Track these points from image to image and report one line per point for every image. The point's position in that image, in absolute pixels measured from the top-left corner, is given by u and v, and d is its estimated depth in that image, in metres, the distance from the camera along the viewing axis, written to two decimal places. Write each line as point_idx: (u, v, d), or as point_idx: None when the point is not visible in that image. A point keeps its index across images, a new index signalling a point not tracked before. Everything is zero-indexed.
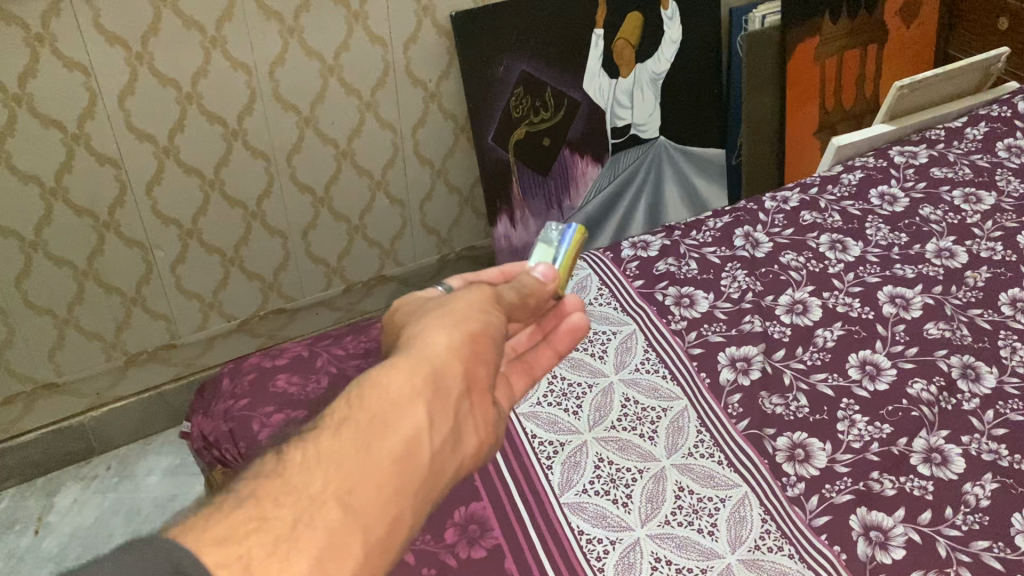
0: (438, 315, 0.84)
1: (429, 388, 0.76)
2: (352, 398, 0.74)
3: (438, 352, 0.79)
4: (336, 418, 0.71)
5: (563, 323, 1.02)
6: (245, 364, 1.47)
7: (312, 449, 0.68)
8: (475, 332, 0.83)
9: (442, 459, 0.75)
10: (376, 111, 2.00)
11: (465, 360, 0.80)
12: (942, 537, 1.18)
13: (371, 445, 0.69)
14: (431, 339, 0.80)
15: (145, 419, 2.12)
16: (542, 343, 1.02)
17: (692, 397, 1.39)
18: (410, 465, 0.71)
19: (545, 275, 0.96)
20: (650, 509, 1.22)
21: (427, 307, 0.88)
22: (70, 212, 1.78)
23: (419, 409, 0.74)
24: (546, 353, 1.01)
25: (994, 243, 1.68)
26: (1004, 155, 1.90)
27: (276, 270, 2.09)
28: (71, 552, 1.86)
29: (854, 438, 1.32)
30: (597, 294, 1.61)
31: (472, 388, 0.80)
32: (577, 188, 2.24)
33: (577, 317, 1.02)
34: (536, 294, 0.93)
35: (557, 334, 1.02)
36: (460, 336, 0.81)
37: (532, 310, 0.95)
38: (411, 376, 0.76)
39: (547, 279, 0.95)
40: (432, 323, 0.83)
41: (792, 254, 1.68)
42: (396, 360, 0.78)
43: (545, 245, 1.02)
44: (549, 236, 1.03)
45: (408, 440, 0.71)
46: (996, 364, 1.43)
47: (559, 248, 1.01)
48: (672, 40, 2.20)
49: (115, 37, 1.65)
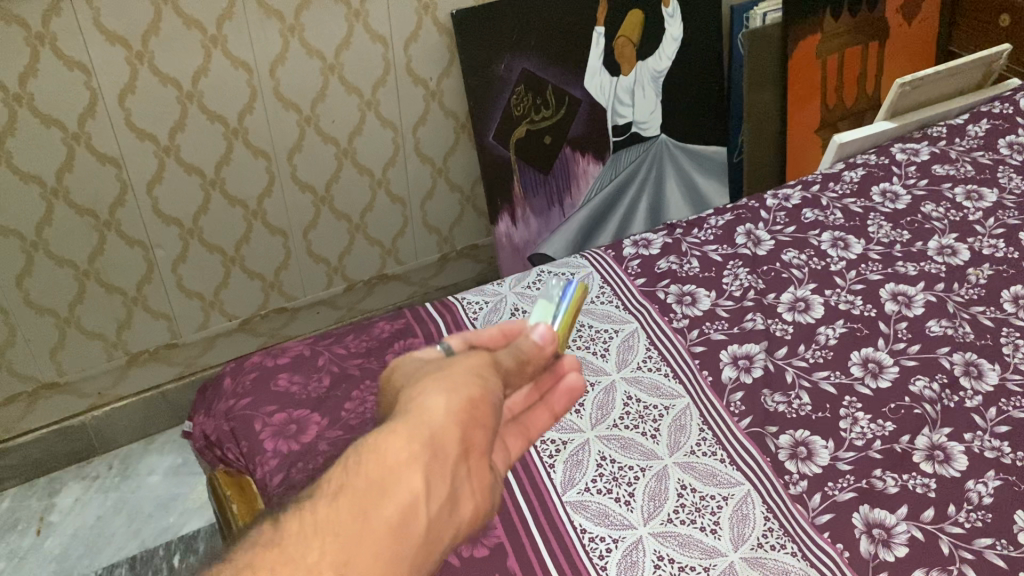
0: (434, 376, 0.73)
1: (428, 452, 0.66)
2: (349, 462, 0.67)
3: (436, 415, 0.68)
4: (330, 489, 0.65)
5: (560, 383, 0.86)
6: (247, 363, 1.46)
7: (310, 518, 0.62)
8: (475, 396, 0.71)
9: (443, 531, 0.66)
10: (376, 110, 2.00)
11: (466, 424, 0.69)
12: (945, 534, 1.17)
13: (369, 512, 0.62)
14: (428, 400, 0.69)
15: (147, 418, 2.11)
16: (536, 406, 0.85)
17: (694, 395, 1.39)
18: (408, 537, 0.63)
19: (543, 340, 0.81)
20: (653, 507, 1.22)
21: (423, 366, 0.76)
22: (70, 212, 1.78)
23: (417, 476, 0.64)
24: (542, 416, 0.85)
25: (996, 240, 1.68)
26: (1006, 152, 1.90)
27: (277, 269, 2.09)
28: (73, 551, 1.87)
29: (857, 435, 1.32)
30: (599, 292, 1.60)
31: (470, 451, 0.70)
32: (579, 187, 2.24)
33: (575, 378, 0.87)
34: (534, 361, 0.80)
35: (552, 394, 0.86)
36: (461, 400, 0.70)
37: (531, 374, 0.81)
38: (407, 439, 0.66)
39: (546, 343, 0.81)
40: (427, 384, 0.71)
41: (794, 252, 1.68)
42: (391, 422, 0.68)
43: (545, 301, 0.94)
44: (550, 297, 0.94)
45: (403, 510, 0.63)
46: (999, 361, 1.43)
47: (560, 305, 0.93)
48: (673, 37, 2.20)
49: (115, 36, 1.65)
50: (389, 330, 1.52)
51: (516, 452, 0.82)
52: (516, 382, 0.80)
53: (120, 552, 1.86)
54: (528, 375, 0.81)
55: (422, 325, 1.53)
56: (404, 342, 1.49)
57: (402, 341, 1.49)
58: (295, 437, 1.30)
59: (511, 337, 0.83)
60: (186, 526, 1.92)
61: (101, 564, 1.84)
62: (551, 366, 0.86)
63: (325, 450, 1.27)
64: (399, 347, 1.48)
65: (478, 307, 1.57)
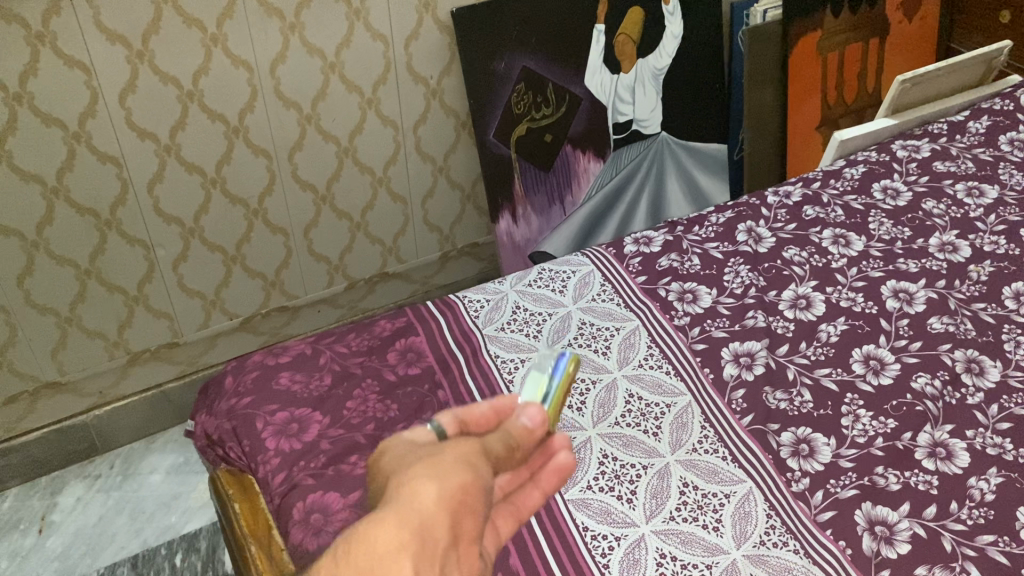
0: (424, 460, 0.67)
1: (419, 543, 0.61)
2: (336, 551, 0.60)
3: (427, 503, 0.63)
4: None
5: (550, 461, 0.78)
6: (248, 362, 1.46)
7: None
8: (464, 485, 0.65)
9: None
10: (377, 108, 1.99)
11: (457, 513, 0.64)
12: (947, 531, 1.17)
13: None
14: (418, 486, 0.64)
15: (149, 416, 2.11)
16: (524, 487, 0.77)
17: (695, 392, 1.39)
18: None
19: (533, 423, 0.73)
20: (655, 505, 1.22)
21: (411, 449, 0.69)
22: (71, 211, 1.78)
23: (407, 569, 0.59)
24: (531, 496, 0.76)
25: (997, 237, 1.68)
26: (1007, 148, 1.89)
27: (278, 268, 2.09)
28: (75, 551, 1.87)
29: (859, 432, 1.32)
30: (600, 290, 1.60)
31: (459, 541, 0.64)
32: (579, 185, 2.24)
33: (566, 455, 0.78)
34: (523, 446, 0.73)
35: (541, 473, 0.78)
36: (452, 487, 0.65)
37: (520, 457, 0.74)
38: (397, 529, 0.61)
39: (536, 426, 0.73)
40: (417, 469, 0.66)
41: (795, 249, 1.68)
42: (379, 510, 0.63)
43: (535, 376, 0.84)
44: (541, 369, 0.85)
45: None
46: (1000, 358, 1.43)
47: (551, 380, 0.84)
48: (673, 35, 2.20)
49: (116, 35, 1.65)
50: (391, 328, 1.52)
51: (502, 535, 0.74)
52: (505, 466, 0.73)
53: (122, 551, 1.86)
54: (518, 459, 0.74)
55: (424, 324, 1.53)
56: (405, 340, 1.49)
57: (404, 339, 1.49)
58: (297, 435, 1.30)
59: (504, 416, 0.75)
60: (187, 525, 1.92)
61: (103, 563, 1.84)
62: (540, 443, 0.77)
63: (327, 448, 1.28)
64: (400, 345, 1.48)
65: (479, 305, 1.57)
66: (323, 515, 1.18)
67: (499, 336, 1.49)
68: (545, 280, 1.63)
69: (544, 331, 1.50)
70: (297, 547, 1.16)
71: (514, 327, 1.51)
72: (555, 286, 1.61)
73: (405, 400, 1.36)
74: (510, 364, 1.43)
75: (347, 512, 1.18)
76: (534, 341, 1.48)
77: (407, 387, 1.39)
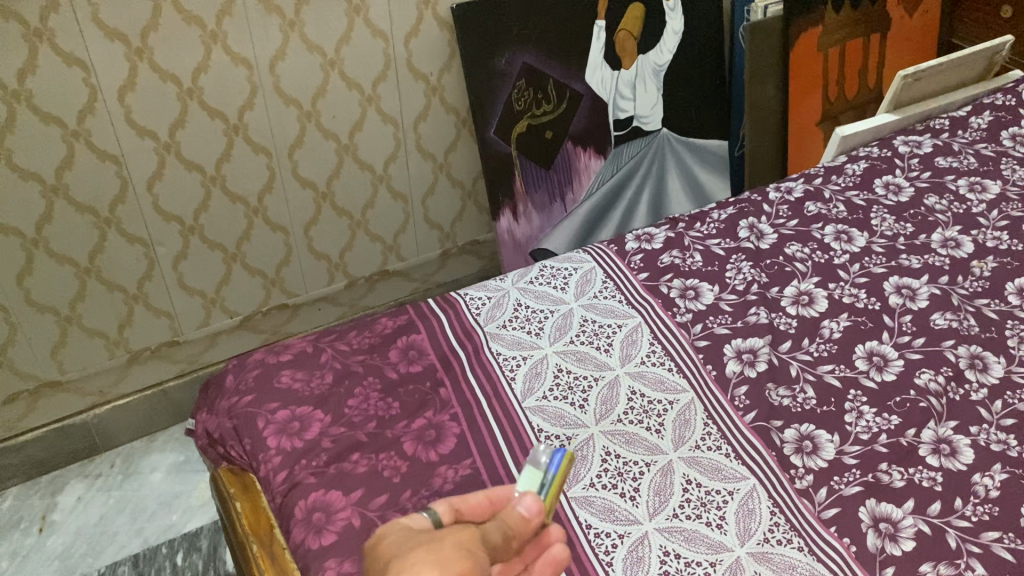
0: (426, 547, 0.77)
1: None
2: None
3: None
4: None
5: (545, 553, 0.87)
6: (249, 360, 1.46)
7: None
8: (465, 573, 0.75)
9: None
10: (377, 105, 1.99)
11: None
12: (952, 528, 1.17)
13: None
14: (421, 571, 0.74)
15: (150, 415, 2.11)
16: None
17: (698, 389, 1.39)
18: None
19: (529, 512, 0.81)
20: (658, 502, 1.21)
21: (411, 535, 0.80)
22: (70, 209, 1.77)
23: None
24: None
25: (1000, 232, 1.67)
26: (1009, 144, 1.89)
27: (278, 266, 2.08)
28: (76, 550, 1.86)
29: (862, 429, 1.31)
30: (602, 287, 1.59)
31: None
32: (580, 182, 2.23)
33: (560, 548, 0.87)
34: (520, 536, 0.81)
35: (535, 565, 0.86)
36: (451, 573, 0.74)
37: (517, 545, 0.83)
38: None
39: (532, 515, 0.81)
40: (421, 555, 0.76)
41: (797, 245, 1.67)
42: None
43: (531, 469, 0.84)
44: (536, 460, 0.85)
45: None
46: (1004, 354, 1.43)
47: (547, 475, 0.84)
48: (673, 31, 2.19)
49: (115, 33, 1.64)
50: (392, 326, 1.51)
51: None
52: (505, 553, 0.82)
53: (123, 550, 1.86)
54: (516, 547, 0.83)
55: (425, 321, 1.52)
56: (406, 338, 1.48)
57: (405, 337, 1.48)
58: (298, 434, 1.30)
59: (498, 506, 0.86)
60: (188, 524, 1.91)
61: (104, 562, 1.84)
62: (536, 536, 0.86)
63: (328, 447, 1.27)
64: (402, 343, 1.47)
65: (480, 303, 1.56)
66: (326, 513, 1.19)
67: (500, 334, 1.49)
68: (546, 277, 1.62)
69: (546, 329, 1.50)
70: (300, 546, 1.16)
71: (515, 324, 1.51)
72: (557, 283, 1.61)
73: (406, 398, 1.36)
74: (511, 362, 1.43)
75: (349, 512, 1.18)
76: (535, 339, 1.48)
77: (409, 385, 1.38)
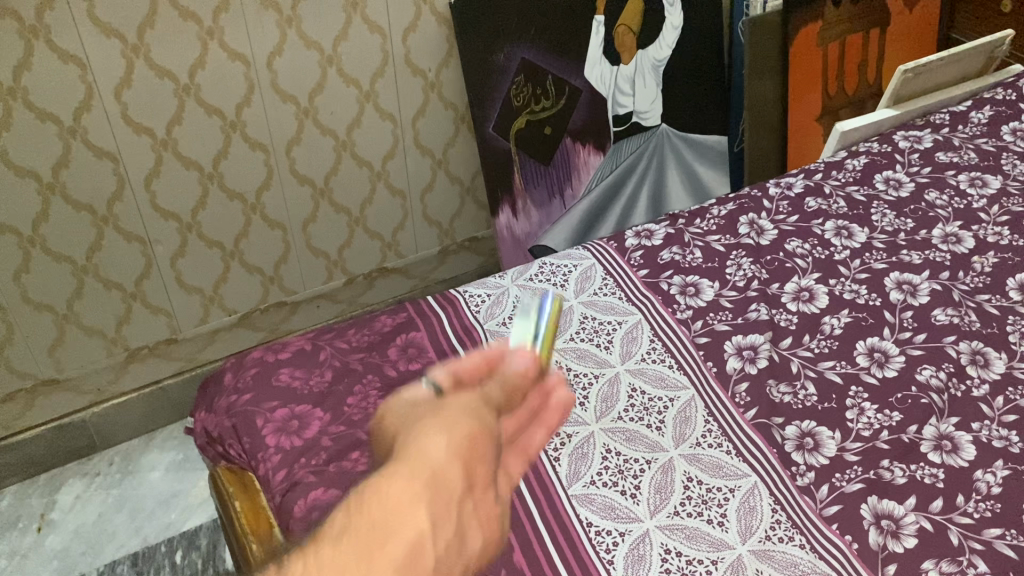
0: (429, 413, 0.65)
1: (433, 488, 0.58)
2: (346, 510, 0.57)
3: (440, 450, 0.61)
4: (324, 542, 0.54)
5: (549, 400, 0.78)
6: (248, 358, 1.45)
7: None
8: (476, 432, 0.64)
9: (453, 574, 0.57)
10: (375, 101, 1.98)
11: (468, 458, 0.62)
12: (954, 525, 1.17)
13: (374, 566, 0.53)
14: (427, 435, 0.62)
15: (148, 413, 2.10)
16: (528, 431, 0.75)
17: (699, 386, 1.38)
18: None
19: (527, 368, 0.75)
20: (659, 500, 1.21)
21: (409, 403, 0.68)
22: (67, 207, 1.76)
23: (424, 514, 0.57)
24: (537, 436, 0.75)
25: (1000, 227, 1.66)
26: (1009, 139, 1.88)
27: (277, 263, 2.07)
28: (74, 549, 1.86)
29: (864, 426, 1.31)
30: (602, 284, 1.59)
31: (474, 485, 0.62)
32: (579, 178, 2.22)
33: (562, 393, 0.79)
34: (520, 392, 0.74)
35: (543, 413, 0.77)
36: (460, 436, 0.63)
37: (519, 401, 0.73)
38: (409, 475, 0.58)
39: (529, 371, 0.75)
40: (424, 421, 0.64)
41: (797, 241, 1.67)
42: (389, 462, 0.61)
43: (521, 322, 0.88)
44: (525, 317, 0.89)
45: (411, 547, 0.55)
46: (1005, 350, 1.42)
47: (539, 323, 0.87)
48: (673, 26, 2.17)
49: (111, 29, 1.63)
50: (391, 324, 1.51)
51: (515, 477, 0.72)
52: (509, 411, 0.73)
53: (122, 549, 1.85)
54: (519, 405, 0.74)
55: (424, 319, 1.51)
56: (406, 335, 1.48)
57: (405, 334, 1.48)
58: (298, 433, 1.29)
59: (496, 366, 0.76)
60: (187, 522, 1.91)
61: (103, 561, 1.83)
62: (538, 384, 0.77)
63: (328, 445, 1.27)
64: (401, 340, 1.46)
65: (480, 300, 1.56)
66: (325, 512, 1.18)
67: (500, 332, 1.48)
68: (546, 274, 1.62)
69: None
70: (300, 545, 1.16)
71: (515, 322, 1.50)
72: (557, 280, 1.60)
73: None
74: None
75: None
76: None
77: (409, 383, 1.38)
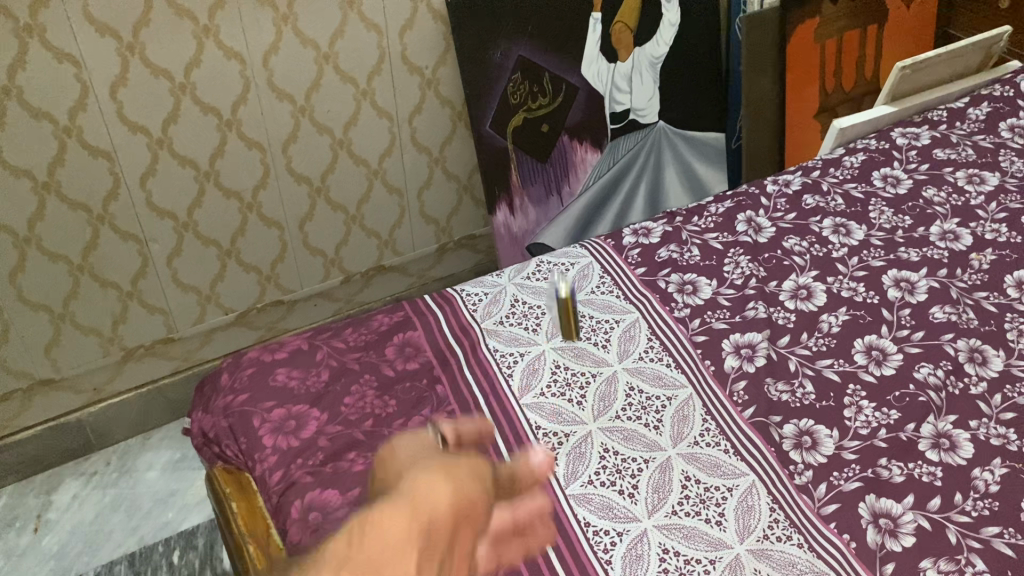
0: (431, 466, 0.80)
1: (422, 536, 0.70)
2: (350, 538, 0.70)
3: (438, 503, 0.74)
4: (331, 557, 0.67)
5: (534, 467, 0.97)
6: (244, 358, 1.44)
7: None
8: (473, 493, 0.77)
9: None
10: (372, 99, 1.97)
11: (457, 516, 0.74)
12: (952, 523, 1.16)
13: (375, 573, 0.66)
14: (426, 487, 0.75)
15: (145, 413, 2.10)
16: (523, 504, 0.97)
17: (697, 385, 1.38)
18: None
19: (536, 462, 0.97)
20: (657, 499, 1.20)
21: (423, 451, 0.87)
22: (63, 206, 1.76)
23: (411, 560, 0.68)
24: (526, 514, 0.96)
25: (998, 225, 1.66)
26: (1007, 135, 1.88)
27: (273, 262, 2.07)
28: (71, 549, 1.85)
29: (862, 424, 1.31)
30: (600, 282, 1.58)
31: (457, 545, 0.74)
32: (577, 175, 2.21)
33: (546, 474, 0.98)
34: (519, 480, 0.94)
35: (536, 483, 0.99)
36: (455, 495, 0.76)
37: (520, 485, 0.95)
38: (407, 518, 0.71)
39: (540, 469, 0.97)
40: (428, 467, 0.79)
41: (795, 239, 1.66)
42: (387, 503, 0.74)
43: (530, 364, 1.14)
44: None
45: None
46: (1003, 348, 1.42)
47: None
48: (670, 23, 2.16)
49: (105, 27, 1.62)
50: (388, 323, 1.50)
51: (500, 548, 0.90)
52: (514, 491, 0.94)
53: (119, 549, 1.85)
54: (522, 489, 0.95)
55: (421, 318, 1.51)
56: (403, 335, 1.47)
57: (402, 333, 1.47)
58: (295, 433, 1.29)
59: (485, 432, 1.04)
60: (185, 522, 1.91)
61: (101, 561, 1.83)
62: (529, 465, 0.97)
63: (325, 445, 1.27)
64: (398, 340, 1.46)
65: (477, 299, 1.55)
66: (322, 513, 1.18)
67: (497, 330, 1.48)
68: (543, 273, 1.61)
69: (544, 325, 1.49)
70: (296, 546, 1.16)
71: (513, 320, 1.50)
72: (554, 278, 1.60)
73: (403, 395, 1.35)
74: (509, 359, 1.42)
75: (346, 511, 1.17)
76: (533, 335, 1.47)
77: (406, 382, 1.37)
